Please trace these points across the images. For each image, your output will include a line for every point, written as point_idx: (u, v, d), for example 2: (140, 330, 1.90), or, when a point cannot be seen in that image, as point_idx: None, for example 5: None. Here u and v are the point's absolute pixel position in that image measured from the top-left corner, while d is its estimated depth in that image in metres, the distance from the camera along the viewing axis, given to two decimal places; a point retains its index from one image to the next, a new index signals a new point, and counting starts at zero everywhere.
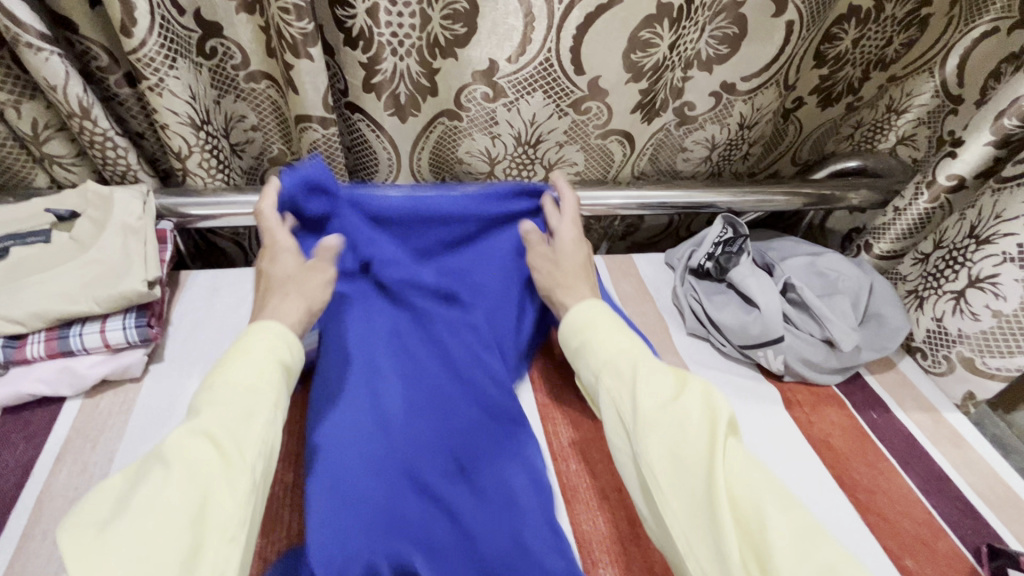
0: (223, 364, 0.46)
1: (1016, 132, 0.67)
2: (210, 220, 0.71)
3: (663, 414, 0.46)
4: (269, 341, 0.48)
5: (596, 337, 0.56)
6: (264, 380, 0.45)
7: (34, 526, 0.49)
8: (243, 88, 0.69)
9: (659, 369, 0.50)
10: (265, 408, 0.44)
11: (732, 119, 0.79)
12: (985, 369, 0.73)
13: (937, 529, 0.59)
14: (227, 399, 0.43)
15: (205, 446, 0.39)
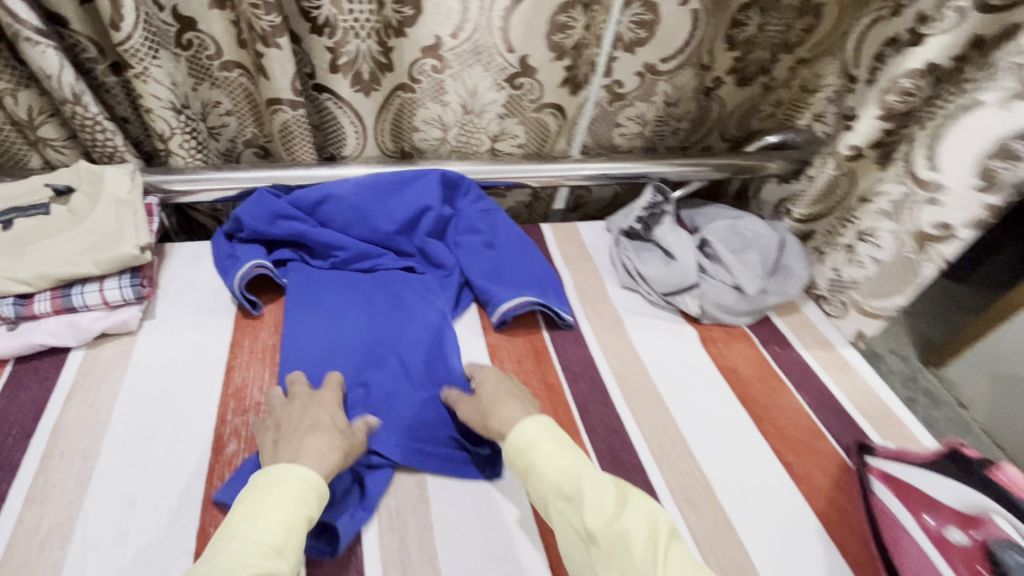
0: (248, 512, 0.45)
1: (898, 107, 0.77)
2: (192, 195, 0.80)
3: (612, 540, 0.46)
4: (297, 487, 0.48)
5: (540, 457, 0.52)
6: (289, 538, 0.44)
7: (52, 450, 0.58)
8: (217, 76, 0.77)
9: (602, 483, 0.50)
10: (284, 566, 0.43)
11: (657, 97, 0.92)
12: (871, 310, 0.87)
13: (818, 433, 0.71)
14: (251, 557, 0.42)
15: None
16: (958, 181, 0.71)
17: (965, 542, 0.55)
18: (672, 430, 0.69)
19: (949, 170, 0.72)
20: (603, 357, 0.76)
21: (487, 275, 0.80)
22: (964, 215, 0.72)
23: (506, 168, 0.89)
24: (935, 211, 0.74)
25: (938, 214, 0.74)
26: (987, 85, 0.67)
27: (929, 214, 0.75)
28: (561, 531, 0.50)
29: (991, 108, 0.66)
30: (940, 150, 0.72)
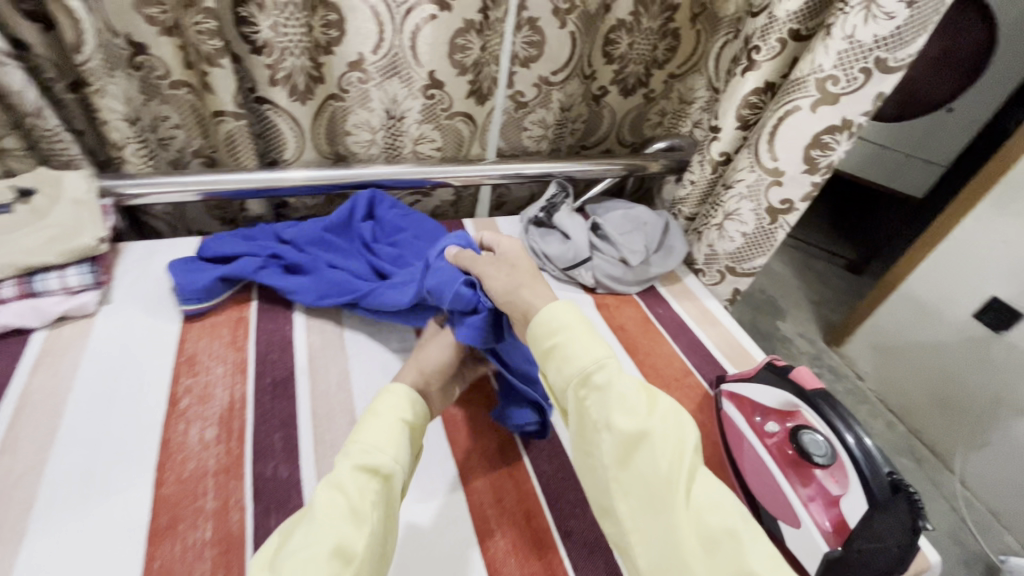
0: (360, 428, 0.60)
1: (751, 117, 0.97)
2: (142, 198, 0.89)
3: (638, 438, 0.51)
4: (399, 404, 0.62)
5: (566, 341, 0.58)
6: (392, 440, 0.58)
7: (21, 410, 0.66)
8: (166, 94, 0.88)
9: (630, 385, 0.55)
10: (384, 462, 0.56)
11: (553, 104, 1.10)
12: (741, 271, 1.09)
13: (687, 371, 0.87)
14: (364, 456, 0.56)
15: (336, 496, 0.52)
16: (791, 166, 0.92)
17: (782, 433, 0.71)
18: None
19: (784, 159, 0.92)
20: None
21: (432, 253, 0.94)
22: (799, 192, 0.95)
23: (427, 168, 1.03)
24: (778, 190, 0.95)
25: (782, 191, 0.95)
26: (800, 94, 0.86)
27: (775, 192, 0.96)
28: (577, 416, 0.55)
29: (806, 112, 0.87)
30: (776, 144, 0.91)
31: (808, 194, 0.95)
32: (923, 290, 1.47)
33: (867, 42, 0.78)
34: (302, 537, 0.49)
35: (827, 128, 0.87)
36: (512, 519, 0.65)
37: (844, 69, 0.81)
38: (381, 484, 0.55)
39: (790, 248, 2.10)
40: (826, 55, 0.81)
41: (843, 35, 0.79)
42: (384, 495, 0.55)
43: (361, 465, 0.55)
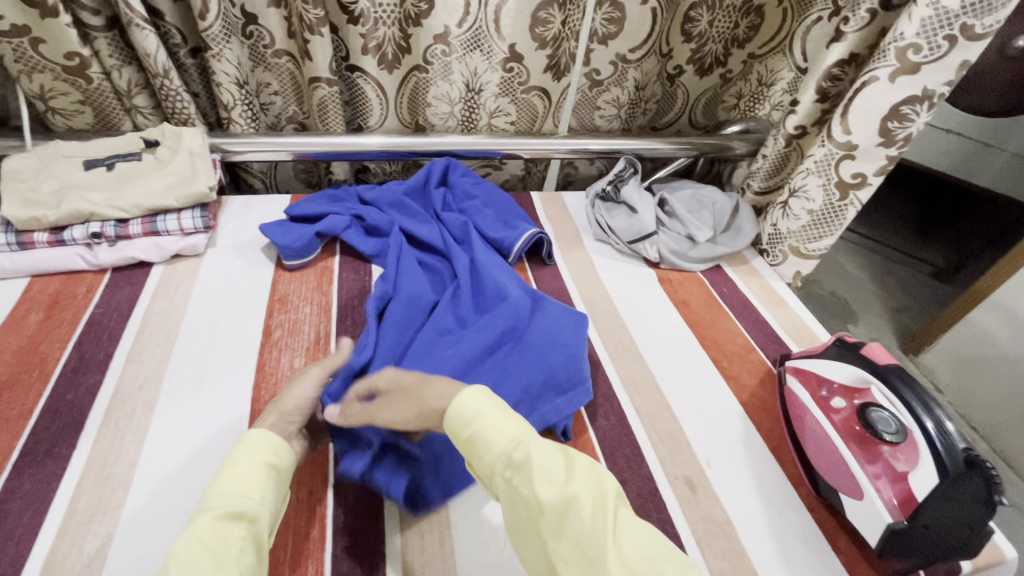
0: (220, 473, 0.54)
1: (830, 89, 0.96)
2: (246, 155, 0.99)
3: (562, 510, 0.48)
4: (261, 447, 0.57)
5: (480, 425, 0.54)
6: (253, 484, 0.53)
7: (143, 328, 0.76)
8: (270, 62, 0.97)
9: (548, 452, 0.52)
10: (250, 503, 0.52)
11: (628, 82, 1.12)
12: (808, 253, 1.05)
13: (749, 346, 0.87)
14: (226, 503, 0.51)
15: (198, 546, 0.47)
16: (865, 139, 0.88)
17: (848, 410, 0.69)
18: (626, 340, 0.85)
19: (858, 132, 0.88)
20: (574, 288, 0.93)
21: (499, 222, 0.97)
22: (873, 166, 0.91)
23: (500, 140, 1.08)
24: (851, 164, 0.92)
25: (854, 165, 0.91)
26: (880, 64, 0.83)
27: (846, 166, 0.92)
28: (508, 500, 0.52)
29: (883, 82, 0.84)
30: (851, 117, 0.88)
31: (882, 169, 0.91)
32: (1015, 301, 1.37)
33: (953, 8, 0.75)
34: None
35: (907, 98, 0.83)
36: None
37: (926, 36, 0.78)
38: (251, 528, 0.50)
39: (868, 250, 1.99)
40: (909, 22, 0.79)
41: (930, 1, 0.76)
42: (255, 541, 0.50)
43: (228, 509, 0.50)
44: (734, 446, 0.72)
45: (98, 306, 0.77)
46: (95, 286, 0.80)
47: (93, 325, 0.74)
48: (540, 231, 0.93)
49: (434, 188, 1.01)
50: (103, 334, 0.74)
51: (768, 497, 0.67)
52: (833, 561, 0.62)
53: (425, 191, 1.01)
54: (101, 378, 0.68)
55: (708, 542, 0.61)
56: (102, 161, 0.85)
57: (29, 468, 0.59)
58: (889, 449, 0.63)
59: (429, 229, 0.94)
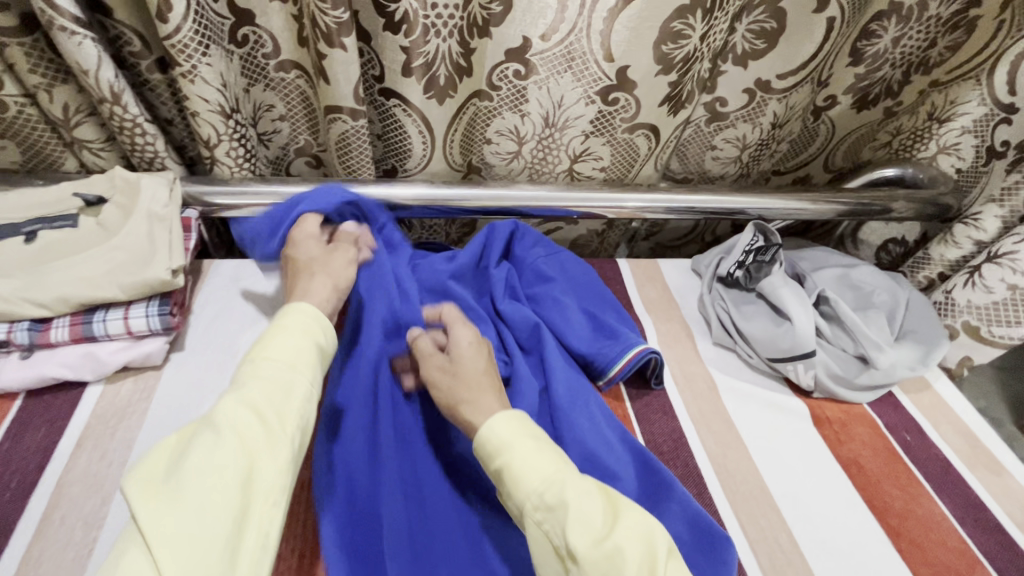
0: (265, 339, 0.46)
1: None
2: (238, 211, 0.71)
3: (605, 559, 0.39)
4: (306, 324, 0.48)
5: (514, 461, 0.45)
6: (304, 355, 0.46)
7: (52, 511, 0.49)
8: (273, 78, 0.69)
9: (589, 489, 0.43)
10: (302, 376, 0.44)
11: (765, 118, 0.82)
12: (988, 337, 0.79)
13: (973, 560, 0.57)
14: (271, 373, 0.43)
15: (248, 416, 0.40)
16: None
17: None
18: (786, 543, 0.55)
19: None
20: (696, 436, 0.63)
21: (586, 324, 0.68)
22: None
23: (585, 194, 0.79)
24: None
25: None
26: None
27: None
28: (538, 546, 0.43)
29: None
30: None
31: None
32: None
33: None
34: (202, 454, 0.37)
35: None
36: None
37: None
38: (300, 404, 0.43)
39: None
40: None
41: None
42: (303, 416, 0.43)
43: (274, 384, 0.43)
44: None
45: None
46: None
47: None
48: (651, 347, 0.64)
49: (494, 264, 0.71)
50: None
51: None
52: None
53: (480, 269, 0.72)
54: None
55: None
56: (20, 227, 0.58)
57: None
58: None
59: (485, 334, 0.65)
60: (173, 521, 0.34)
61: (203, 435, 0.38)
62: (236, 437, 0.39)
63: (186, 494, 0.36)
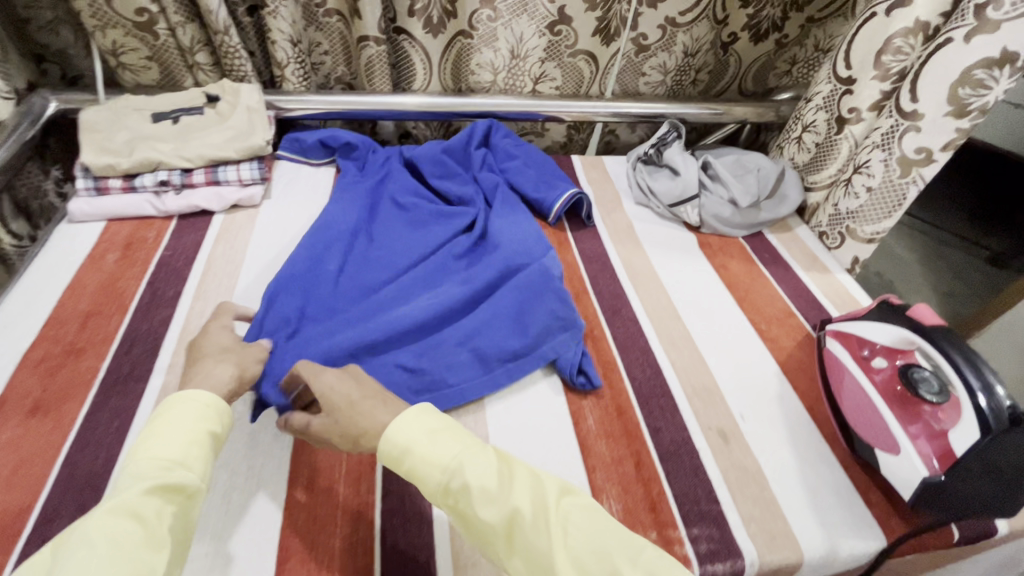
0: (149, 435, 0.48)
1: (893, 67, 0.85)
2: (299, 111, 1.03)
3: (507, 523, 0.46)
4: (196, 416, 0.50)
5: (416, 458, 0.50)
6: (192, 451, 0.47)
7: (208, 270, 0.81)
8: (322, 22, 1.00)
9: (483, 466, 0.49)
10: (190, 475, 0.46)
11: (677, 47, 1.11)
12: (865, 235, 0.96)
13: (789, 311, 0.86)
14: (148, 473, 0.44)
15: (133, 523, 0.40)
16: (932, 110, 0.81)
17: (890, 370, 0.68)
18: (664, 300, 0.86)
19: (925, 101, 0.81)
20: (613, 249, 0.94)
21: (540, 181, 0.99)
22: (941, 140, 0.82)
23: (543, 103, 1.09)
24: (915, 138, 0.83)
25: (918, 139, 0.83)
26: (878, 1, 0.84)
27: (911, 141, 0.84)
28: (463, 524, 0.48)
29: (880, 18, 0.84)
30: (852, 52, 0.90)
31: (950, 143, 0.82)
32: None
33: None
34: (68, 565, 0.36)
35: (982, 61, 0.75)
36: (604, 412, 0.69)
37: None
38: (182, 506, 0.44)
39: (917, 235, 2.09)
40: None
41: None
42: (184, 521, 0.44)
43: (162, 480, 0.44)
44: (768, 404, 0.72)
45: (166, 248, 0.83)
46: (164, 231, 0.86)
47: (162, 266, 0.80)
48: (580, 190, 0.95)
49: (476, 147, 1.03)
50: (171, 274, 0.79)
51: (802, 450, 0.68)
52: (863, 511, 0.62)
53: (462, 150, 1.03)
54: (172, 312, 0.74)
55: (738, 488, 0.63)
56: (168, 114, 0.91)
57: (112, 386, 0.65)
58: (931, 409, 0.62)
59: (454, 192, 0.97)
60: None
61: (86, 542, 0.38)
62: (123, 542, 0.39)
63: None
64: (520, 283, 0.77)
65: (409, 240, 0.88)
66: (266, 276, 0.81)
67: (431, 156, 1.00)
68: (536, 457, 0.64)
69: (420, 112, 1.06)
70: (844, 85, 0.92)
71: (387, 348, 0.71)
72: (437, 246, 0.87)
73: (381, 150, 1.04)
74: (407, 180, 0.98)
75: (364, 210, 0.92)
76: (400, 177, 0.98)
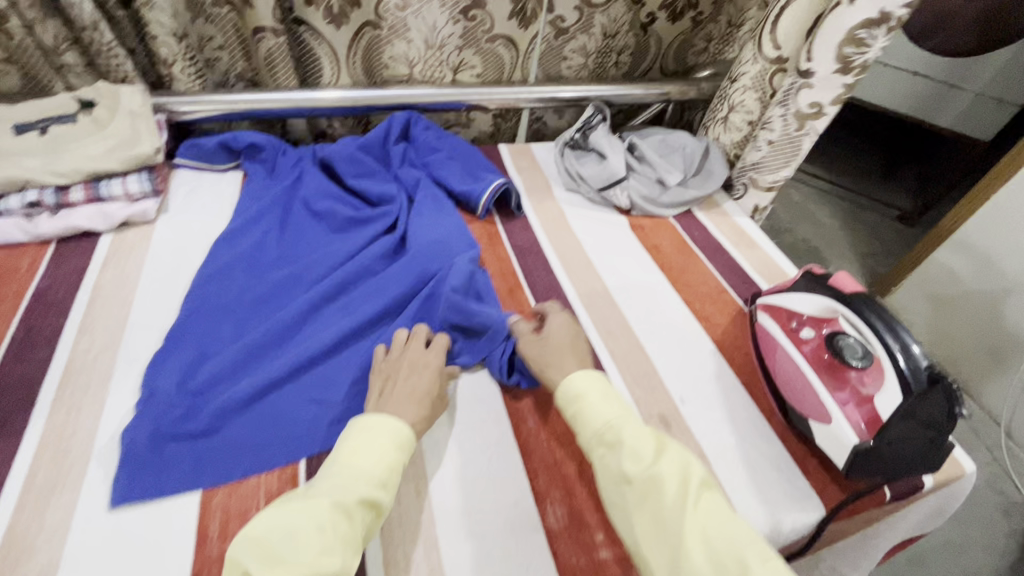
0: (355, 442, 0.52)
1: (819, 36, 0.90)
2: (195, 115, 0.94)
3: (646, 483, 0.50)
4: (392, 437, 0.53)
5: (583, 406, 0.58)
6: (392, 474, 0.52)
7: (95, 299, 0.72)
8: (210, 12, 0.90)
9: (642, 433, 0.54)
10: (385, 497, 0.50)
11: (595, 29, 1.10)
12: (764, 184, 1.03)
13: (721, 288, 0.87)
14: (357, 482, 0.49)
15: (343, 523, 0.46)
16: (823, 67, 0.85)
17: (817, 339, 0.68)
18: (601, 289, 0.84)
19: (818, 60, 0.84)
20: (545, 239, 0.92)
21: (465, 174, 0.95)
22: (831, 94, 0.88)
23: (464, 92, 1.05)
24: (809, 93, 0.88)
25: (812, 95, 0.88)
26: None
27: (805, 96, 0.89)
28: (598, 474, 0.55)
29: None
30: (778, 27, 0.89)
31: (839, 97, 0.88)
32: (979, 237, 1.51)
33: None
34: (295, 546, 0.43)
35: (863, 22, 0.79)
36: (544, 411, 0.67)
37: None
38: (372, 518, 0.49)
39: (838, 200, 2.20)
40: None
41: None
42: (368, 530, 0.49)
43: (367, 496, 0.48)
44: (706, 385, 0.72)
45: (44, 279, 0.73)
46: (40, 258, 0.76)
47: (40, 299, 0.71)
48: (507, 180, 0.92)
49: (394, 143, 0.98)
50: (51, 307, 0.70)
51: (741, 428, 0.68)
52: (803, 484, 0.63)
53: (378, 147, 0.97)
54: (54, 352, 0.65)
55: None
56: (33, 125, 0.79)
57: None
58: (857, 375, 0.63)
59: (372, 192, 0.91)
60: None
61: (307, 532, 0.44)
62: (335, 537, 0.45)
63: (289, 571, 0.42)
64: (441, 290, 0.73)
65: (314, 252, 0.82)
66: (167, 298, 0.73)
67: (345, 155, 0.93)
68: (476, 467, 0.60)
69: (334, 107, 0.99)
70: (773, 65, 0.93)
71: (290, 381, 0.65)
72: (354, 254, 0.82)
73: (291, 150, 0.97)
74: (322, 182, 0.90)
75: (263, 222, 0.84)
76: (312, 180, 0.90)
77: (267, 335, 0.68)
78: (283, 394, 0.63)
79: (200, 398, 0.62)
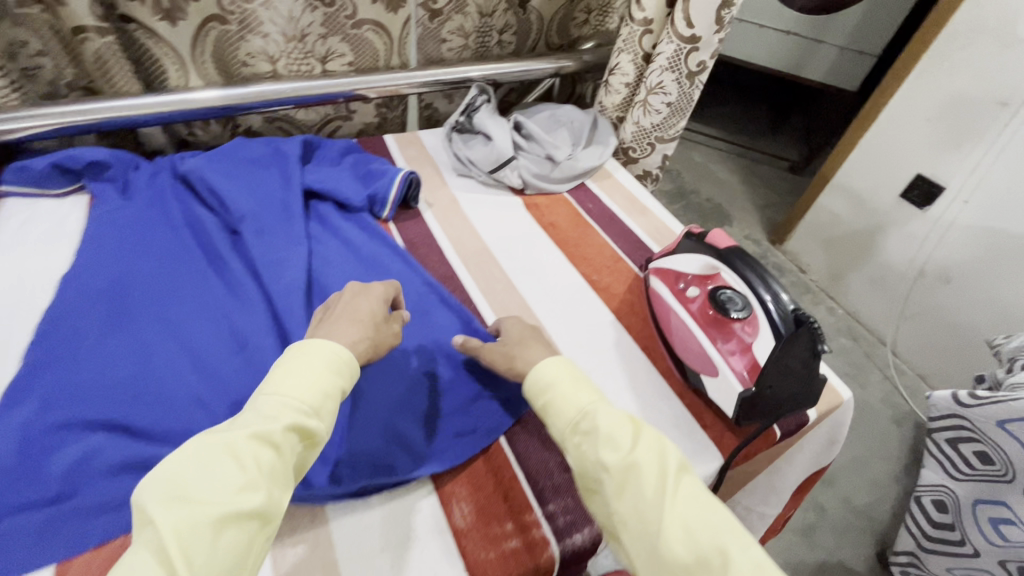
0: (285, 369, 0.48)
1: None
2: (19, 133, 0.81)
3: (625, 473, 0.46)
4: (325, 360, 0.49)
5: (556, 394, 0.53)
6: (326, 402, 0.47)
7: None
8: (17, 13, 0.76)
9: (617, 418, 0.50)
10: (320, 425, 0.46)
11: (469, 8, 1.07)
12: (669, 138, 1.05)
13: (617, 257, 0.88)
14: (284, 410, 0.45)
15: (269, 451, 0.42)
16: (705, 30, 0.87)
17: (702, 296, 0.70)
18: (500, 275, 0.82)
19: (701, 25, 0.86)
20: (439, 230, 0.89)
21: (349, 175, 0.89)
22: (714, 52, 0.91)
23: (338, 81, 0.99)
24: (697, 55, 0.91)
25: (700, 57, 0.91)
26: None
27: (694, 58, 0.91)
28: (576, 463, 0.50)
29: None
30: None
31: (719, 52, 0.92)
32: (853, 177, 1.63)
33: None
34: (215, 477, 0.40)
35: None
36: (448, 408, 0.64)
37: None
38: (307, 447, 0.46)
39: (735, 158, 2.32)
40: None
41: None
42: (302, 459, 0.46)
43: (296, 425, 0.44)
44: (608, 355, 0.73)
45: None
46: None
47: None
48: (403, 172, 0.87)
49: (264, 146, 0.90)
50: None
51: (642, 394, 0.69)
52: (701, 437, 0.65)
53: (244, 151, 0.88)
54: None
55: None
56: None
57: None
58: (739, 326, 0.66)
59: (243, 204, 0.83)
60: (192, 525, 0.37)
61: (227, 463, 0.40)
62: (261, 468, 0.41)
63: (211, 509, 0.38)
64: None
65: (180, 274, 0.73)
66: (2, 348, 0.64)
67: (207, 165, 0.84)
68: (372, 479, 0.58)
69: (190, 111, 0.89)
70: (641, 26, 0.95)
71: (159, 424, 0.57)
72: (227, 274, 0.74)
73: (144, 165, 0.87)
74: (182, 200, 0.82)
75: (120, 249, 0.74)
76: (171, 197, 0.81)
77: (125, 378, 0.60)
78: (153, 440, 0.56)
79: (42, 459, 0.53)
